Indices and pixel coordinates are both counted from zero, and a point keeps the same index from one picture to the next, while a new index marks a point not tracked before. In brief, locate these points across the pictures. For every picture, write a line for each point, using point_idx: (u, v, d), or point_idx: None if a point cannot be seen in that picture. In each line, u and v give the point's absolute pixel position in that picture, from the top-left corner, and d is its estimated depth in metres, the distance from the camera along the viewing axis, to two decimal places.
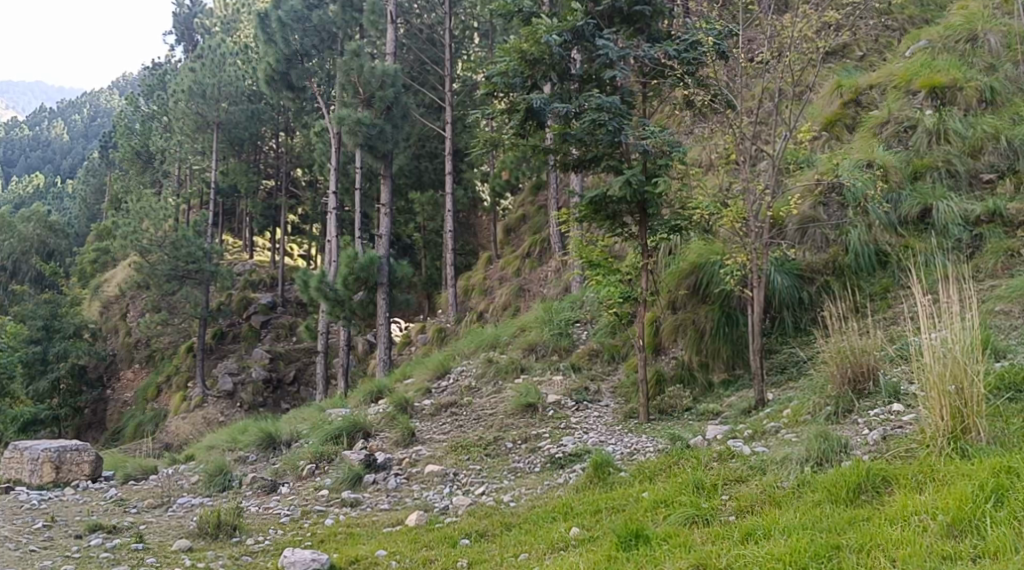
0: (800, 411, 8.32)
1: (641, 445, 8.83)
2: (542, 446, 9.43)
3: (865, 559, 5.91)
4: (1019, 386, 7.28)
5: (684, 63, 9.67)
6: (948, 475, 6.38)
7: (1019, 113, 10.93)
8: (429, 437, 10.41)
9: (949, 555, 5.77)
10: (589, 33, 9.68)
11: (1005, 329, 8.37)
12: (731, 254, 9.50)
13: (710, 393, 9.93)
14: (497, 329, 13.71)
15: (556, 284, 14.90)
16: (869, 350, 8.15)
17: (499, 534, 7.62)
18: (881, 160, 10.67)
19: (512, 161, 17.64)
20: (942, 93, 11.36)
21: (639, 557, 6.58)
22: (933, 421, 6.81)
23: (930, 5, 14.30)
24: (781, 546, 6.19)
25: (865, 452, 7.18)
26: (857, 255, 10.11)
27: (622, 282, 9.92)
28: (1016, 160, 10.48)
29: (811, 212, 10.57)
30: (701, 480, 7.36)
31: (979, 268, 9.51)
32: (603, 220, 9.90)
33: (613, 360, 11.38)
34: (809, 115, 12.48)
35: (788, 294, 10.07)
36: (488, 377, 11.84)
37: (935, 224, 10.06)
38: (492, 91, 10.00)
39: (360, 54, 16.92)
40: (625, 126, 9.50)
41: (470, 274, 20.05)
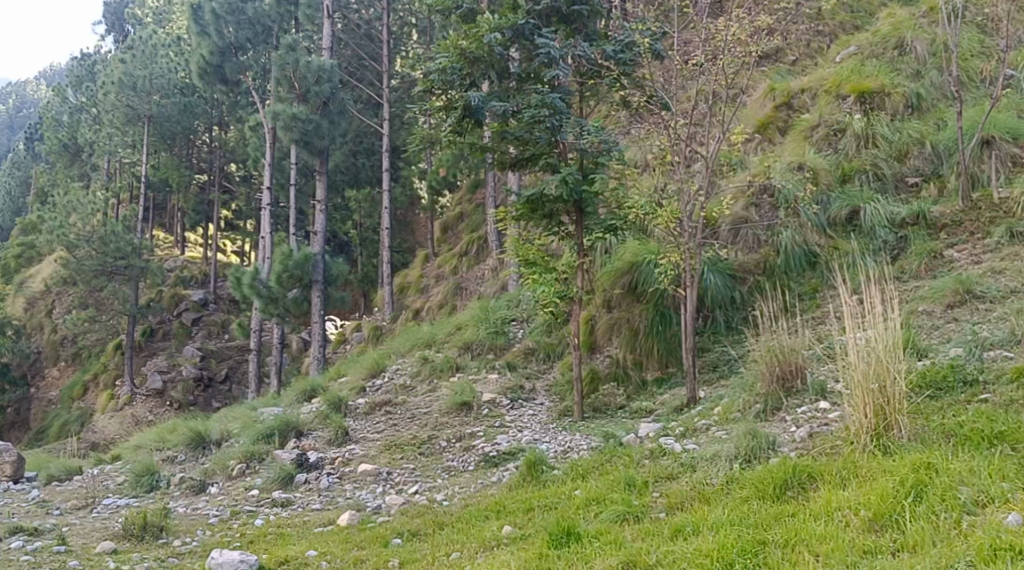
0: (730, 408, 8.44)
1: (575, 443, 8.88)
2: (476, 445, 9.41)
3: (791, 554, 6.01)
4: (939, 385, 7.47)
5: (621, 63, 9.77)
6: (871, 471, 6.52)
7: (943, 118, 11.22)
8: (363, 436, 10.31)
9: (870, 550, 5.88)
10: (528, 30, 9.67)
11: (927, 328, 8.58)
12: (665, 254, 9.59)
13: (644, 391, 10.00)
14: (433, 328, 13.67)
15: (493, 283, 14.84)
16: (798, 349, 8.29)
17: (431, 533, 7.59)
18: (811, 163, 10.90)
19: (449, 159, 17.60)
20: (871, 98, 11.62)
21: (570, 555, 6.60)
22: (856, 418, 6.96)
23: (859, 11, 14.60)
24: (709, 542, 6.27)
25: (792, 448, 7.31)
26: (787, 255, 10.29)
27: (558, 280, 9.94)
28: (940, 164, 10.76)
29: (742, 213, 10.73)
30: (632, 477, 7.44)
31: (904, 269, 9.73)
32: (539, 219, 9.94)
33: (548, 358, 11.41)
34: (742, 118, 12.67)
35: (720, 293, 10.20)
36: (424, 376, 11.78)
37: (863, 225, 10.29)
38: (429, 88, 9.92)
39: (295, 49, 16.68)
40: (563, 124, 9.54)
41: (407, 272, 19.96)
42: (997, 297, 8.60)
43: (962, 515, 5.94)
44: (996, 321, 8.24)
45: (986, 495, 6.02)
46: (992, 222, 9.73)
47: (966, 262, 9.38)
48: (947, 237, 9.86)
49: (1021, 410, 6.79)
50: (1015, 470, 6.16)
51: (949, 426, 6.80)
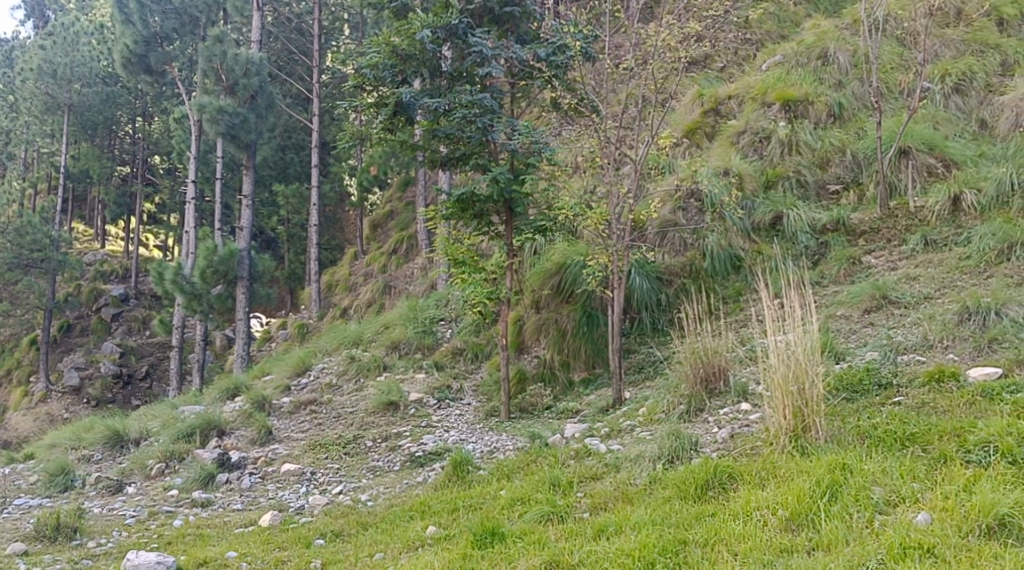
0: (655, 409, 8.55)
1: (501, 444, 8.89)
2: (403, 445, 9.36)
3: (710, 553, 6.12)
4: (855, 387, 7.67)
5: (552, 66, 9.79)
6: (788, 471, 6.66)
7: (863, 128, 11.56)
8: (287, 435, 10.19)
9: (786, 548, 6.02)
10: (461, 30, 9.61)
11: (845, 332, 8.81)
12: (594, 255, 9.65)
13: (570, 391, 10.08)
14: (360, 327, 13.57)
15: (422, 281, 14.78)
16: (721, 350, 8.44)
17: (355, 533, 7.53)
18: (737, 169, 11.09)
19: (379, 157, 17.48)
20: (795, 106, 11.88)
21: (493, 556, 6.62)
22: (776, 419, 7.10)
23: (786, 20, 14.89)
24: (631, 541, 6.34)
25: (714, 449, 7.44)
26: (713, 258, 10.45)
27: (487, 281, 9.94)
28: (860, 172, 11.07)
29: (670, 216, 10.88)
30: (557, 478, 7.48)
31: (824, 274, 9.97)
32: (470, 219, 9.93)
33: (476, 358, 11.41)
34: (671, 123, 12.84)
35: (646, 295, 10.32)
36: (350, 374, 11.69)
37: (786, 231, 10.51)
38: (360, 84, 9.89)
39: (223, 40, 16.38)
40: (495, 124, 9.57)
41: (335, 269, 19.77)
42: (911, 302, 8.86)
43: (874, 514, 6.10)
44: (910, 325, 8.49)
45: (897, 495, 6.20)
46: (908, 230, 10.04)
47: (883, 269, 9.65)
48: (865, 243, 10.14)
49: (932, 412, 7.00)
50: (926, 471, 6.35)
51: (864, 428, 6.98)
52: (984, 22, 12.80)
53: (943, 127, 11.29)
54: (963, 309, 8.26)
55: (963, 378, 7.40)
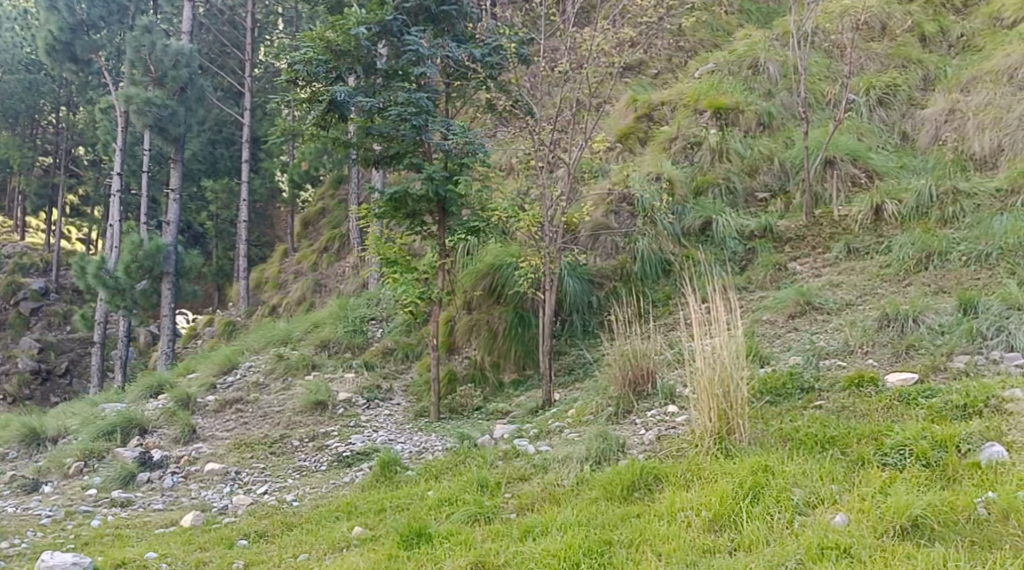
0: (584, 411, 8.61)
1: (430, 444, 8.86)
2: (330, 445, 9.26)
3: (635, 553, 6.18)
4: (778, 391, 7.83)
5: (487, 66, 9.82)
6: (712, 473, 6.76)
7: (791, 137, 11.82)
8: (211, 434, 10.00)
9: (709, 549, 6.11)
10: (396, 28, 9.65)
11: (770, 336, 8.98)
12: (526, 257, 9.67)
13: (501, 392, 10.09)
14: (289, 325, 13.40)
15: (353, 280, 14.66)
16: (649, 354, 8.52)
17: (279, 534, 7.43)
18: (668, 175, 11.22)
19: (311, 153, 17.28)
20: (726, 114, 12.06)
21: (420, 556, 6.60)
22: (701, 422, 7.20)
23: (718, 29, 15.12)
24: (557, 542, 6.38)
25: (641, 451, 7.51)
26: (643, 262, 10.57)
27: (419, 281, 9.89)
28: (787, 180, 11.32)
29: (602, 220, 10.97)
30: (485, 479, 7.48)
31: (751, 280, 10.14)
32: (402, 218, 9.87)
33: (407, 359, 11.34)
34: (605, 127, 12.93)
35: (578, 298, 10.38)
36: (278, 373, 11.53)
37: (715, 236, 10.67)
38: (293, 79, 9.64)
39: (152, 31, 16.02)
40: (429, 123, 9.56)
41: (264, 266, 19.50)
42: (834, 308, 9.08)
43: (794, 515, 6.23)
44: (832, 331, 8.69)
45: (816, 496, 6.33)
46: (832, 238, 10.27)
47: (807, 275, 9.86)
48: (791, 250, 10.35)
49: (851, 416, 7.18)
50: (844, 473, 6.50)
51: (786, 431, 7.12)
52: (908, 38, 13.17)
53: (867, 139, 11.58)
54: (883, 315, 8.48)
55: (882, 383, 7.59)
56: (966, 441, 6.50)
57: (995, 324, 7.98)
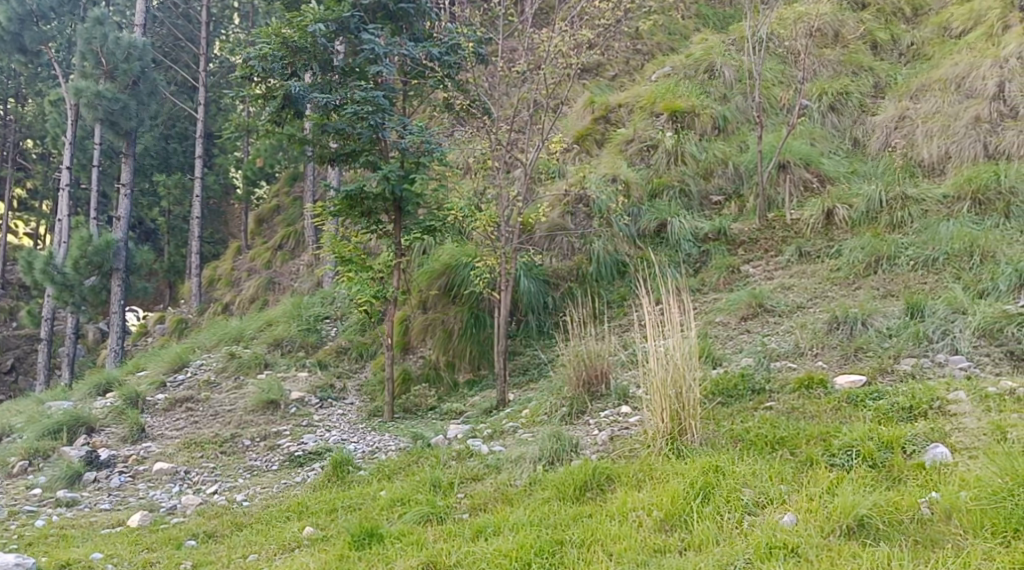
0: (538, 411, 8.62)
1: (383, 444, 8.81)
2: (282, 444, 9.18)
3: (586, 553, 6.20)
4: (730, 391, 7.91)
5: (445, 65, 9.76)
6: (664, 473, 6.81)
7: (745, 141, 11.95)
8: (160, 433, 9.86)
9: (659, 548, 6.15)
10: (354, 25, 9.54)
11: (722, 338, 9.07)
12: (482, 257, 9.66)
13: (455, 392, 10.07)
14: (242, 323, 13.26)
15: (307, 279, 14.54)
16: (604, 354, 8.57)
17: (228, 534, 7.34)
18: (624, 177, 11.28)
19: (266, 150, 17.11)
20: (682, 117, 12.17)
21: (371, 556, 6.56)
22: (654, 422, 7.25)
23: (675, 33, 15.23)
24: (509, 542, 6.39)
25: (594, 451, 7.54)
26: (599, 263, 10.61)
27: (374, 280, 9.83)
28: (741, 184, 11.45)
29: (558, 220, 11.00)
30: (438, 478, 7.46)
31: (704, 282, 10.23)
32: (358, 217, 9.80)
33: (361, 358, 11.27)
34: (562, 128, 12.96)
35: (533, 298, 10.39)
36: (229, 371, 11.40)
37: (669, 238, 10.75)
38: (248, 75, 9.59)
39: (104, 23, 15.74)
40: (386, 122, 9.49)
41: (217, 263, 19.28)
42: (785, 310, 9.19)
43: (744, 515, 6.29)
44: (784, 333, 8.80)
45: (765, 496, 6.39)
46: (784, 241, 10.40)
47: (760, 278, 9.97)
48: (744, 253, 10.46)
49: (800, 417, 7.27)
50: (793, 473, 6.58)
51: (737, 432, 7.19)
52: (860, 45, 13.38)
53: (819, 144, 11.74)
54: (833, 318, 8.61)
55: (831, 385, 7.70)
56: (911, 442, 6.61)
57: (941, 327, 8.14)
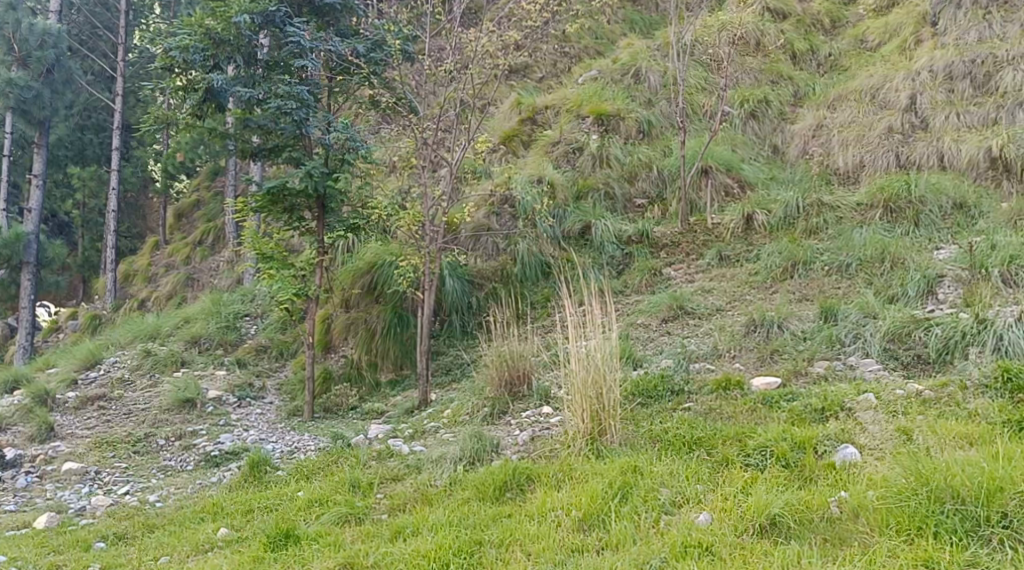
0: (459, 411, 8.60)
1: (302, 444, 8.69)
2: (197, 444, 8.98)
3: (504, 553, 6.21)
4: (650, 392, 8.00)
5: (371, 62, 9.71)
6: (583, 474, 6.86)
7: (669, 146, 12.12)
8: (70, 432, 9.56)
9: (577, 548, 6.18)
10: (279, 18, 9.40)
11: (643, 339, 9.18)
12: (406, 256, 9.60)
13: (377, 392, 9.98)
14: (158, 319, 12.96)
15: (227, 276, 14.27)
16: (526, 355, 8.60)
17: (139, 536, 7.16)
18: (550, 178, 11.32)
19: (187, 144, 16.75)
20: (607, 121, 12.27)
21: (287, 558, 6.48)
22: (574, 423, 7.30)
23: (602, 37, 15.35)
24: (427, 542, 6.36)
25: (514, 451, 7.56)
26: (523, 265, 10.63)
27: (296, 277, 9.67)
28: (664, 188, 11.61)
29: (483, 221, 11.01)
30: (358, 479, 7.39)
31: (627, 284, 10.34)
32: (280, 213, 9.64)
33: (281, 356, 11.10)
34: (488, 129, 12.95)
35: (457, 298, 10.36)
36: (144, 369, 11.12)
37: (593, 241, 10.84)
38: (169, 66, 9.32)
39: (17, 8, 15.19)
40: (310, 118, 9.38)
41: (133, 258, 18.80)
42: (705, 313, 9.34)
43: (660, 514, 6.36)
44: (703, 335, 8.95)
45: (682, 496, 6.48)
46: (705, 245, 10.57)
47: (680, 281, 10.12)
48: (666, 256, 10.60)
49: (718, 418, 7.40)
50: (709, 473, 6.68)
51: (656, 432, 7.28)
52: (780, 55, 13.66)
53: (740, 150, 11.97)
54: (750, 321, 8.79)
55: (747, 387, 7.85)
56: (823, 442, 6.77)
57: (853, 331, 8.37)
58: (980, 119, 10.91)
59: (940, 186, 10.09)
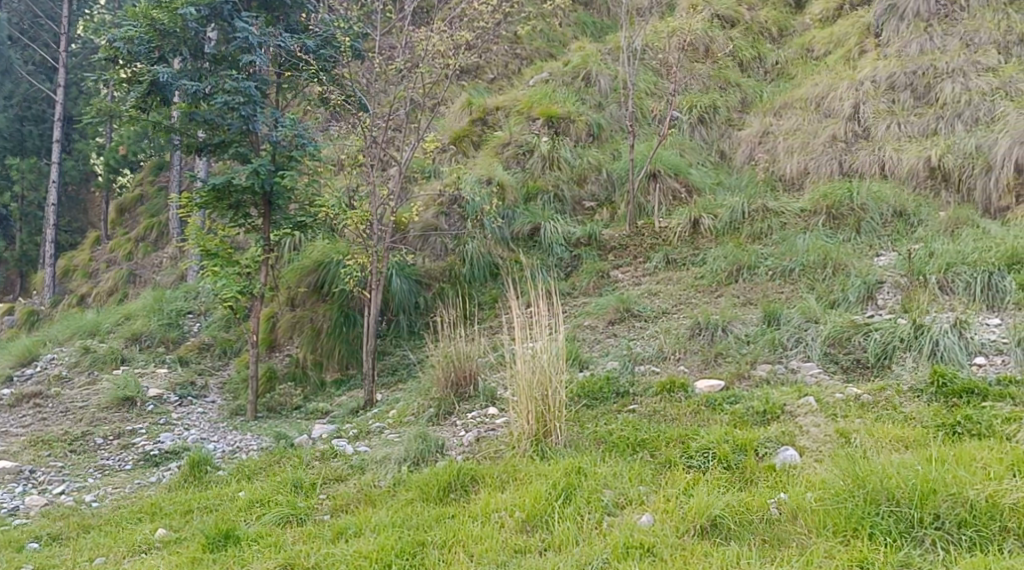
0: (405, 412, 8.56)
1: (244, 444, 8.58)
2: (136, 443, 8.82)
3: (447, 555, 6.18)
4: (595, 394, 8.05)
5: (320, 59, 9.59)
6: (527, 474, 6.87)
7: (618, 149, 12.23)
8: (4, 431, 9.33)
9: (520, 549, 6.19)
10: (226, 12, 9.23)
11: (590, 341, 9.23)
12: (353, 255, 9.52)
13: (321, 392, 9.88)
14: (98, 316, 12.71)
15: (170, 272, 14.05)
16: (473, 356, 8.58)
17: (75, 537, 7.02)
18: (499, 179, 11.31)
19: (131, 137, 16.46)
20: (557, 123, 12.33)
21: (226, 559, 6.38)
22: (519, 424, 7.30)
23: (554, 40, 15.40)
24: (370, 543, 6.31)
25: (459, 452, 7.54)
26: (472, 265, 10.62)
27: (240, 275, 9.53)
28: (613, 191, 11.69)
29: (431, 221, 10.97)
30: (300, 479, 7.31)
31: (575, 286, 10.37)
32: (225, 209, 9.51)
33: (225, 354, 10.94)
34: (438, 128, 12.92)
35: (404, 297, 10.32)
36: (83, 367, 10.90)
37: (542, 242, 10.86)
38: (113, 57, 9.30)
39: None
40: (257, 114, 9.25)
41: (73, 254, 18.40)
42: (651, 316, 9.40)
43: (603, 515, 6.39)
44: (648, 337, 9.02)
45: (625, 497, 6.52)
46: (652, 248, 10.65)
47: (627, 283, 10.18)
48: (614, 258, 10.66)
49: (661, 420, 7.46)
50: (652, 475, 6.73)
51: (600, 434, 7.32)
52: (728, 61, 13.82)
53: (688, 155, 12.09)
54: (695, 324, 8.87)
55: (691, 389, 7.93)
56: (763, 445, 6.85)
57: (795, 335, 8.49)
58: (921, 129, 11.14)
59: (881, 194, 10.28)
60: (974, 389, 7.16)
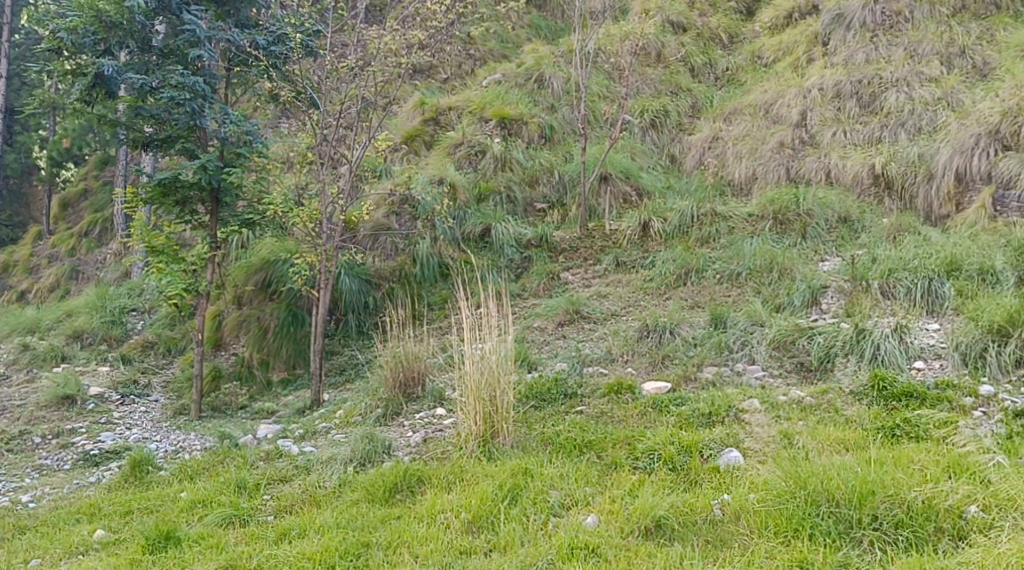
0: (352, 412, 8.49)
1: (188, 443, 8.45)
2: (76, 442, 8.64)
3: (391, 556, 6.14)
4: (543, 396, 8.06)
5: (271, 55, 9.46)
6: (474, 475, 6.85)
7: (570, 152, 12.27)
8: None
9: (465, 550, 6.17)
10: (174, 5, 9.07)
11: (539, 342, 9.24)
12: (301, 254, 9.42)
13: (268, 391, 9.77)
14: (39, 312, 12.44)
15: (114, 268, 13.80)
16: (421, 356, 8.54)
17: (10, 538, 6.85)
18: (451, 179, 11.27)
19: (74, 129, 16.13)
20: (509, 124, 12.34)
21: (166, 560, 6.27)
22: (467, 424, 7.28)
23: (507, 41, 15.40)
24: (313, 544, 6.25)
25: (406, 453, 7.50)
26: (422, 266, 10.58)
27: (186, 272, 9.35)
28: (564, 193, 11.71)
29: (382, 220, 10.90)
30: (244, 480, 7.21)
31: (525, 287, 10.38)
32: (171, 205, 9.36)
33: (169, 353, 10.77)
34: (390, 127, 12.85)
35: (353, 297, 10.25)
36: (22, 364, 10.66)
37: (493, 243, 10.85)
38: (56, 48, 8.97)
39: None
40: (204, 110, 9.10)
41: (13, 248, 17.97)
42: (600, 318, 9.44)
43: (549, 516, 6.40)
44: (596, 339, 9.06)
45: (570, 498, 6.54)
46: (602, 250, 10.71)
47: (577, 285, 10.22)
48: (564, 260, 10.70)
49: (608, 422, 7.49)
50: (598, 476, 6.76)
51: (548, 435, 7.33)
52: (679, 67, 13.95)
53: (639, 159, 12.17)
54: (643, 326, 8.93)
55: (638, 390, 7.98)
56: (708, 446, 6.90)
57: (741, 338, 8.59)
58: (866, 137, 11.32)
59: (827, 200, 10.44)
60: (913, 392, 7.30)
